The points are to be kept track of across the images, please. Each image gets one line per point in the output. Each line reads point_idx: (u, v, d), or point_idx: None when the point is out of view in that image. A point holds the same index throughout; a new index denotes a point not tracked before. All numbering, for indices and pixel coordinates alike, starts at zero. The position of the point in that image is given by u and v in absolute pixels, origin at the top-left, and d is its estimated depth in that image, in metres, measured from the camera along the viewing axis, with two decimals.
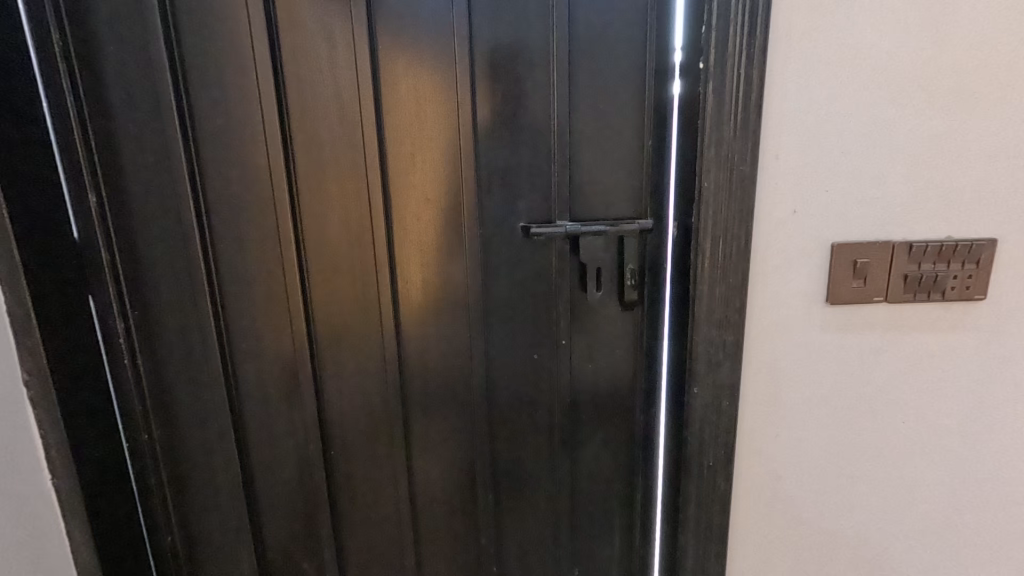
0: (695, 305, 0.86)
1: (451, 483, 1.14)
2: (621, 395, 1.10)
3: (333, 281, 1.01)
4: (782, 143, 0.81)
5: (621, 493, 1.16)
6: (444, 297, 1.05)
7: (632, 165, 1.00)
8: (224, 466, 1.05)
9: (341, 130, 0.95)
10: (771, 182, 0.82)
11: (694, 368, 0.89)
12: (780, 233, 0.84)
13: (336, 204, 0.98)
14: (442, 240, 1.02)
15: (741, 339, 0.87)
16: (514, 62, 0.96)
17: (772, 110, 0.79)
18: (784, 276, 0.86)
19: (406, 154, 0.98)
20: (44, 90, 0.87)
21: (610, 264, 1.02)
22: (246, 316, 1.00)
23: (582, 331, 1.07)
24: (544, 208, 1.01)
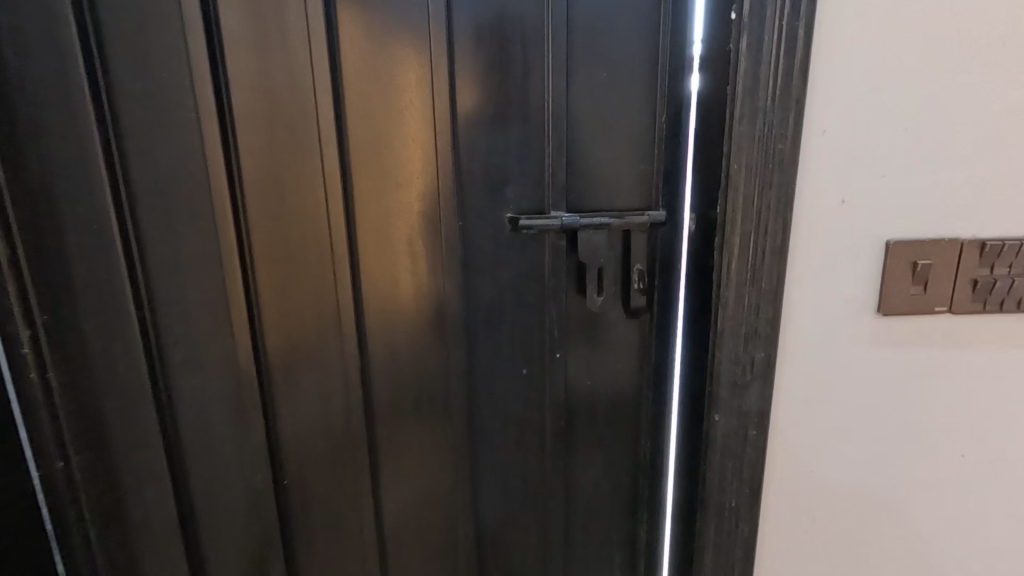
0: (718, 314, 0.72)
1: (426, 513, 0.99)
2: (624, 417, 0.94)
3: (281, 282, 0.84)
4: (831, 116, 0.65)
5: (622, 526, 1.01)
6: (421, 302, 0.89)
7: (641, 145, 0.83)
8: (157, 502, 0.89)
9: (292, 97, 0.78)
10: (816, 164, 0.66)
11: (715, 391, 0.73)
12: (826, 227, 0.68)
13: (286, 188, 0.80)
14: (414, 233, 0.87)
15: (772, 356, 0.71)
16: (500, 17, 0.79)
17: (820, 73, 0.63)
18: (826, 281, 0.70)
19: (372, 130, 0.82)
20: None
21: (615, 264, 0.85)
22: (183, 326, 0.82)
23: (579, 342, 0.91)
24: (536, 197, 0.85)
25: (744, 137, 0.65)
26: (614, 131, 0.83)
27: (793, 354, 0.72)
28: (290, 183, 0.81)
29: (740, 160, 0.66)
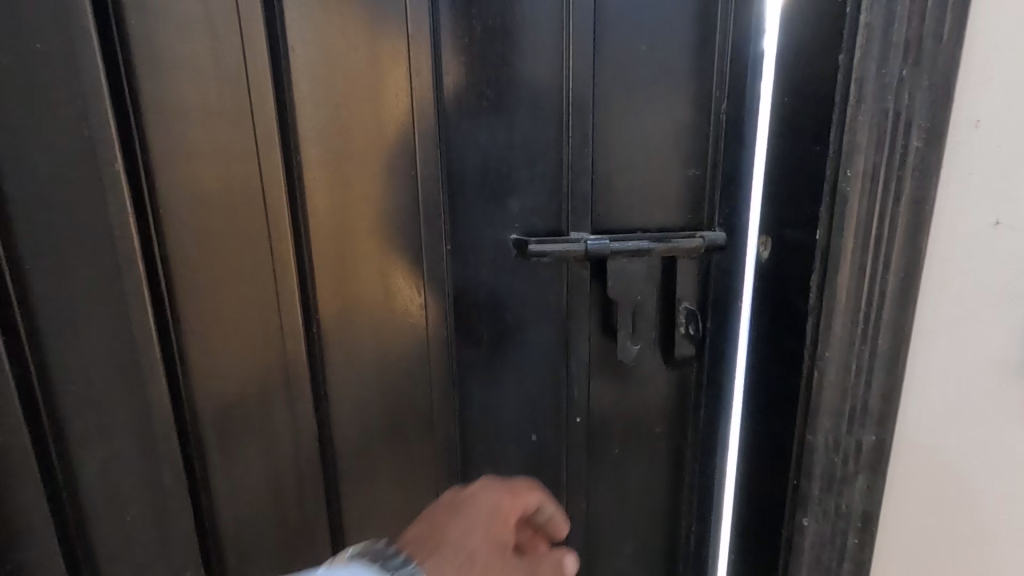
0: (817, 379, 0.52)
1: None
2: (659, 496, 0.73)
3: (209, 341, 0.55)
4: (999, 98, 0.43)
5: None
6: (400, 367, 0.64)
7: (691, 143, 0.62)
8: None
9: (214, 63, 0.50)
10: (974, 169, 0.45)
11: (804, 482, 0.54)
12: (991, 259, 0.45)
13: (208, 197, 0.53)
14: (397, 267, 0.61)
15: (888, 442, 0.50)
16: None
17: (988, 30, 0.42)
18: (994, 344, 0.47)
19: (335, 117, 0.55)
20: None
21: (657, 302, 0.63)
22: (30, 415, 0.50)
23: (606, 403, 0.68)
24: (549, 212, 0.62)
25: (861, 126, 0.46)
26: (654, 124, 0.61)
27: (942, 451, 0.50)
28: (225, 203, 0.53)
29: (854, 160, 0.46)
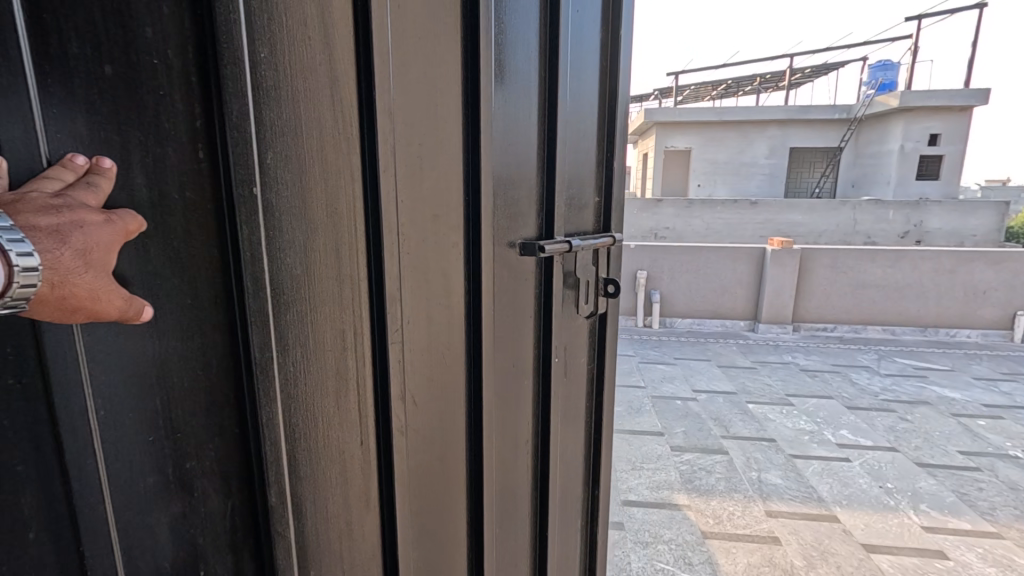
0: None
1: (506, 528, 0.87)
2: (594, 381, 1.16)
3: (424, 379, 0.66)
4: None
5: (597, 462, 1.23)
6: (519, 332, 0.82)
7: (598, 177, 1.03)
8: (332, 540, 0.64)
9: (462, 179, 0.66)
10: None
11: None
12: None
13: (421, 253, 0.62)
14: (516, 283, 0.79)
15: None
16: (570, 92, 0.87)
17: None
18: None
19: (503, 199, 0.73)
20: (166, 109, 0.50)
21: (586, 284, 0.98)
22: (342, 406, 0.61)
23: (574, 331, 1.00)
24: (561, 219, 0.87)
25: None
26: (592, 141, 0.99)
27: None
28: (432, 260, 0.64)
29: None
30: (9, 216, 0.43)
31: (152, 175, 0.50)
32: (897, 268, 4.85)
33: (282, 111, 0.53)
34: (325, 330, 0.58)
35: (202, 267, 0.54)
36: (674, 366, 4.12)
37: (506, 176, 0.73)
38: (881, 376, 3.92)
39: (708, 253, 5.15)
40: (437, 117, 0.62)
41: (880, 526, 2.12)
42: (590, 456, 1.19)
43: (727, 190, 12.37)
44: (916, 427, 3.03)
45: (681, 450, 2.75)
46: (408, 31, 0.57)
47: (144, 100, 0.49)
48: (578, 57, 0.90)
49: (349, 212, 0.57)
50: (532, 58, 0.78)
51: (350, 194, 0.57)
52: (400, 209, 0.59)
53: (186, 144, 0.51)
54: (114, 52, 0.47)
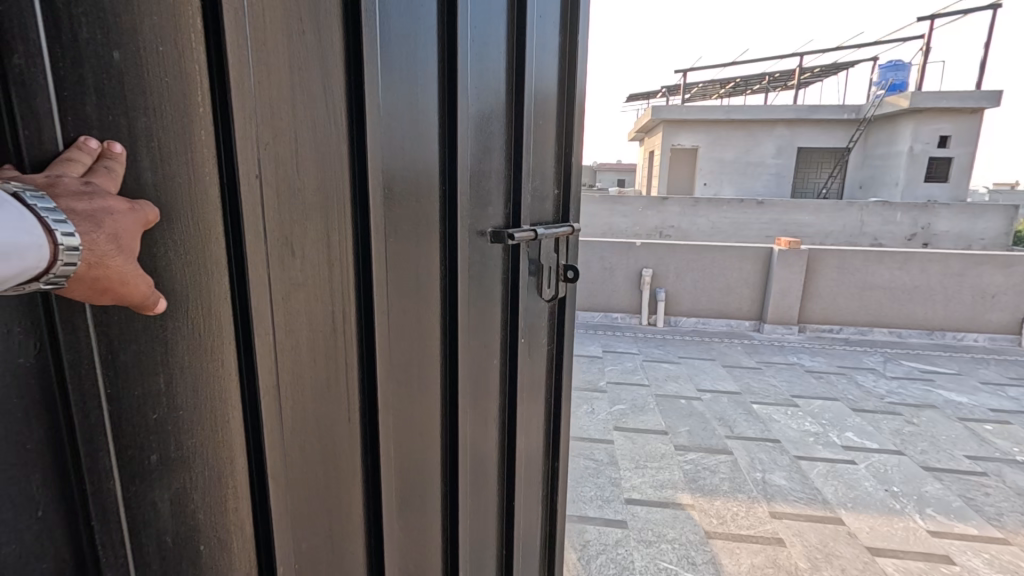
0: None
1: (461, 459, 1.03)
2: (541, 348, 1.37)
3: (395, 320, 0.80)
4: None
5: (540, 418, 1.45)
6: (474, 293, 1.00)
7: (544, 175, 1.26)
8: (317, 478, 0.69)
9: (425, 160, 0.83)
10: None
11: None
12: None
13: (393, 216, 0.77)
14: (469, 252, 0.97)
15: None
16: (520, 101, 1.08)
17: None
18: None
19: (459, 181, 0.90)
20: (165, 73, 0.49)
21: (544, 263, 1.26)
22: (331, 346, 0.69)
23: (522, 299, 1.19)
24: (508, 207, 1.09)
25: None
26: (545, 145, 1.24)
27: None
28: (403, 222, 0.79)
29: None
30: (51, 197, 0.45)
31: (152, 131, 0.49)
32: (905, 270, 4.81)
33: (285, 76, 0.57)
34: (317, 281, 0.65)
35: (204, 225, 0.53)
36: (679, 365, 4.10)
37: (465, 162, 0.91)
38: (887, 378, 3.89)
39: (715, 252, 5.12)
40: (411, 109, 0.78)
41: (886, 530, 2.11)
42: (536, 412, 1.40)
43: (733, 190, 12.30)
44: (922, 431, 3.01)
45: (685, 450, 2.73)
46: (392, 43, 0.74)
47: (146, 68, 0.47)
48: (529, 72, 1.10)
49: (338, 174, 0.66)
50: (488, 74, 0.99)
51: (339, 159, 0.66)
52: (381, 175, 0.73)
53: (187, 101, 0.50)
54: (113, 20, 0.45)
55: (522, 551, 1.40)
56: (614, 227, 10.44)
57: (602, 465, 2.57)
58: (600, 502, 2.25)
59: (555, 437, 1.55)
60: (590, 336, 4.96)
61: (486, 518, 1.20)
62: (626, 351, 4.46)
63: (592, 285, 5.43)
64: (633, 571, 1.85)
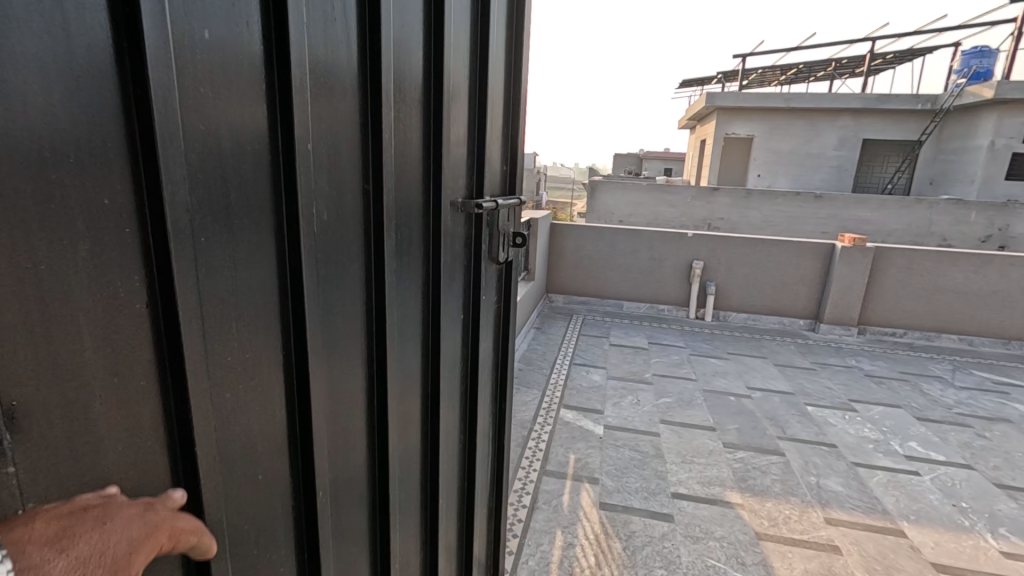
0: None
1: (438, 401, 1.15)
2: (493, 307, 1.53)
3: (398, 272, 0.89)
4: None
5: (492, 373, 1.61)
6: (449, 253, 1.12)
7: (497, 151, 1.41)
8: (336, 409, 0.76)
9: (417, 128, 0.92)
10: None
11: None
12: None
13: (396, 176, 0.85)
14: (448, 219, 1.09)
15: None
16: (484, 83, 1.21)
17: None
18: None
19: (441, 151, 1.00)
20: (235, 40, 0.51)
21: (496, 229, 1.42)
22: (350, 291, 0.76)
23: (483, 262, 1.34)
24: (472, 180, 1.22)
25: None
26: (495, 123, 1.37)
27: None
28: (402, 184, 0.88)
29: None
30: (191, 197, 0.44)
31: (232, 86, 0.51)
32: (981, 274, 4.49)
33: (320, 41, 0.63)
34: (339, 229, 0.72)
35: (261, 173, 0.56)
36: (727, 360, 3.98)
37: (447, 133, 1.02)
38: (955, 388, 3.66)
39: (769, 246, 4.92)
40: (407, 81, 0.87)
41: (953, 547, 2.00)
42: (489, 363, 1.56)
43: (789, 182, 11.75)
44: (994, 446, 2.82)
45: (735, 448, 2.66)
46: (400, 20, 0.82)
47: (226, 28, 0.49)
48: (489, 57, 1.23)
49: (354, 135, 0.73)
50: (461, 56, 1.10)
51: (355, 120, 0.73)
52: (388, 137, 0.81)
53: (252, 58, 0.53)
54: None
55: (478, 497, 1.52)
56: (661, 217, 10.17)
57: (648, 456, 2.53)
58: (645, 494, 2.23)
59: (507, 390, 1.71)
60: (635, 326, 4.89)
61: (454, 451, 1.33)
62: (671, 344, 4.37)
63: (636, 274, 5.32)
64: (680, 566, 1.83)
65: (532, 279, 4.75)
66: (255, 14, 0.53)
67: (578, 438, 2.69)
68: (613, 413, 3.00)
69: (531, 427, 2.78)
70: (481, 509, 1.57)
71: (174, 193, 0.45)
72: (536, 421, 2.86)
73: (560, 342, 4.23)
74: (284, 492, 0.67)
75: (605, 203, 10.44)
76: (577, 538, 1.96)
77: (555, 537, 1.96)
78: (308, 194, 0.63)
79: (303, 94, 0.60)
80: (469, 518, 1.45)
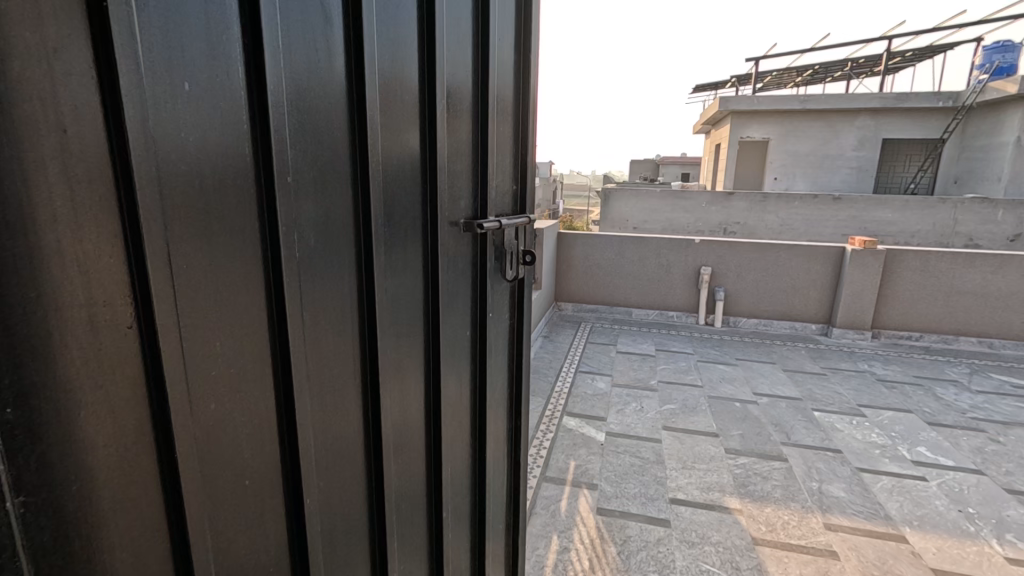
0: None
1: (436, 412, 1.20)
2: (504, 323, 1.60)
3: (387, 288, 0.95)
4: None
5: (505, 389, 1.67)
6: (448, 270, 1.18)
7: (505, 173, 1.49)
8: (324, 422, 0.81)
9: (409, 154, 0.99)
10: None
11: None
12: None
13: (383, 199, 0.91)
14: (445, 238, 1.16)
15: None
16: (485, 107, 1.29)
17: None
18: None
19: (431, 170, 1.07)
20: (214, 86, 0.55)
21: (504, 248, 1.50)
22: (338, 308, 0.82)
23: (489, 281, 1.41)
24: (475, 202, 1.29)
25: None
26: (502, 146, 1.45)
27: None
28: (391, 206, 0.94)
29: None
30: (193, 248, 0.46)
31: (212, 129, 0.55)
32: (999, 274, 4.39)
33: (300, 81, 0.69)
34: (325, 250, 0.77)
35: (247, 205, 0.61)
36: (736, 367, 3.97)
37: (438, 156, 1.08)
38: (971, 392, 3.58)
39: (781, 251, 4.89)
40: (396, 110, 0.93)
41: (955, 552, 1.97)
42: (501, 377, 1.61)
43: (807, 184, 11.59)
44: (1008, 451, 2.76)
45: (737, 454, 2.66)
46: (386, 55, 0.89)
47: (207, 77, 0.54)
48: (489, 83, 1.31)
49: (338, 164, 0.79)
50: (460, 86, 1.17)
51: (340, 150, 0.79)
52: (373, 164, 0.87)
53: (235, 103, 0.58)
54: (169, 42, 0.50)
55: (489, 507, 1.57)
56: (676, 223, 10.14)
57: (648, 462, 2.56)
58: (644, 500, 2.26)
59: (522, 403, 1.78)
60: (644, 333, 4.90)
61: (462, 462, 1.37)
62: (680, 351, 4.37)
63: (647, 282, 5.34)
64: (673, 570, 1.85)
65: (540, 287, 4.82)
66: (238, 65, 0.59)
67: (579, 444, 2.73)
68: (616, 419, 3.03)
69: (534, 434, 2.84)
70: (495, 523, 1.61)
71: (152, 228, 0.49)
72: (539, 427, 2.91)
73: (568, 350, 4.27)
74: (276, 502, 0.71)
75: (619, 211, 10.47)
76: (572, 542, 2.00)
77: (551, 541, 2.01)
78: (290, 223, 0.69)
79: (282, 132, 0.66)
80: (481, 531, 1.50)
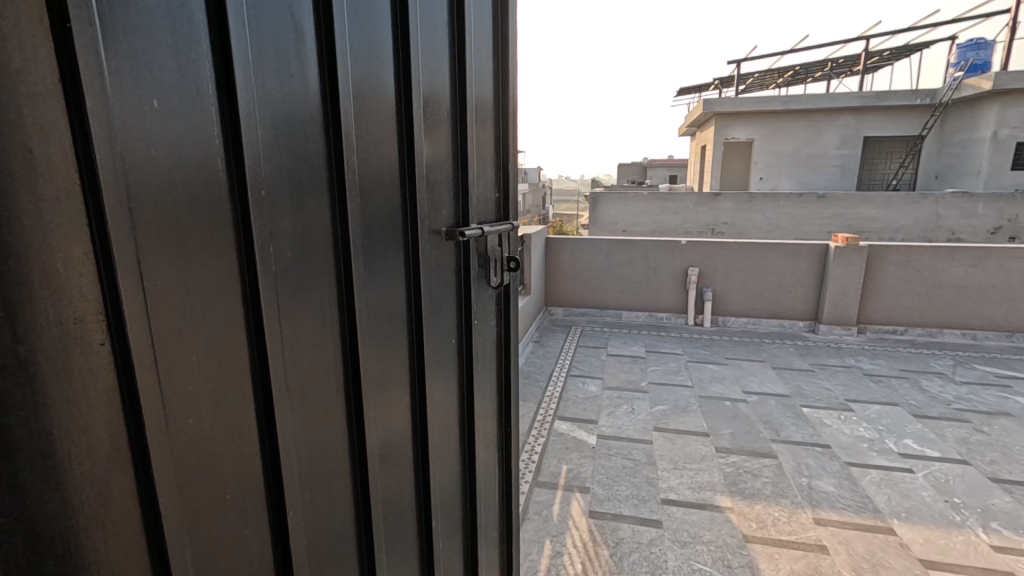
0: None
1: (423, 420, 1.20)
2: (491, 329, 1.60)
3: (368, 297, 0.95)
4: None
5: (494, 396, 1.67)
6: (431, 278, 1.19)
7: (486, 181, 1.50)
8: (307, 433, 0.80)
9: (387, 163, 1.00)
10: None
11: None
12: None
13: (361, 209, 0.92)
14: (427, 246, 1.16)
15: None
16: (463, 115, 1.30)
17: None
18: None
19: (410, 179, 1.07)
20: (183, 102, 0.56)
21: (489, 254, 1.51)
22: (317, 318, 0.82)
23: (474, 288, 1.41)
24: (456, 209, 1.30)
25: None
26: (482, 153, 1.46)
27: None
28: (369, 215, 0.95)
29: None
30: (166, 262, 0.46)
31: (183, 144, 0.56)
32: (980, 267, 4.47)
33: (273, 94, 0.69)
34: (303, 262, 0.78)
35: (220, 219, 0.62)
36: (726, 366, 4.00)
37: (417, 165, 1.09)
38: (955, 383, 3.63)
39: (766, 249, 4.94)
40: (372, 120, 0.94)
41: (941, 542, 2.00)
42: (490, 384, 1.62)
43: (791, 183, 11.73)
44: (992, 440, 2.80)
45: (727, 453, 2.68)
46: (360, 66, 0.90)
47: (175, 92, 0.55)
48: (468, 91, 1.32)
49: (314, 176, 0.79)
50: (437, 94, 1.18)
51: (315, 162, 0.80)
52: (350, 174, 0.88)
53: (204, 117, 0.59)
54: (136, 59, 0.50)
55: (482, 515, 1.57)
56: (664, 225, 10.21)
57: (639, 464, 2.57)
58: (635, 501, 2.26)
59: (512, 408, 1.78)
60: (634, 336, 4.92)
61: (451, 470, 1.37)
62: (670, 352, 4.39)
63: (636, 284, 5.37)
64: (665, 570, 1.86)
65: (529, 293, 4.83)
66: (207, 82, 0.59)
67: (570, 448, 2.74)
68: (608, 422, 3.04)
69: (526, 439, 2.84)
70: (487, 531, 1.61)
71: (123, 244, 0.50)
72: (530, 433, 2.91)
73: (558, 355, 4.29)
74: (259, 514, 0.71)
75: (607, 214, 10.53)
76: (565, 546, 2.00)
77: (544, 546, 2.01)
78: (265, 235, 0.69)
79: (255, 146, 0.66)
80: (473, 539, 1.49)
